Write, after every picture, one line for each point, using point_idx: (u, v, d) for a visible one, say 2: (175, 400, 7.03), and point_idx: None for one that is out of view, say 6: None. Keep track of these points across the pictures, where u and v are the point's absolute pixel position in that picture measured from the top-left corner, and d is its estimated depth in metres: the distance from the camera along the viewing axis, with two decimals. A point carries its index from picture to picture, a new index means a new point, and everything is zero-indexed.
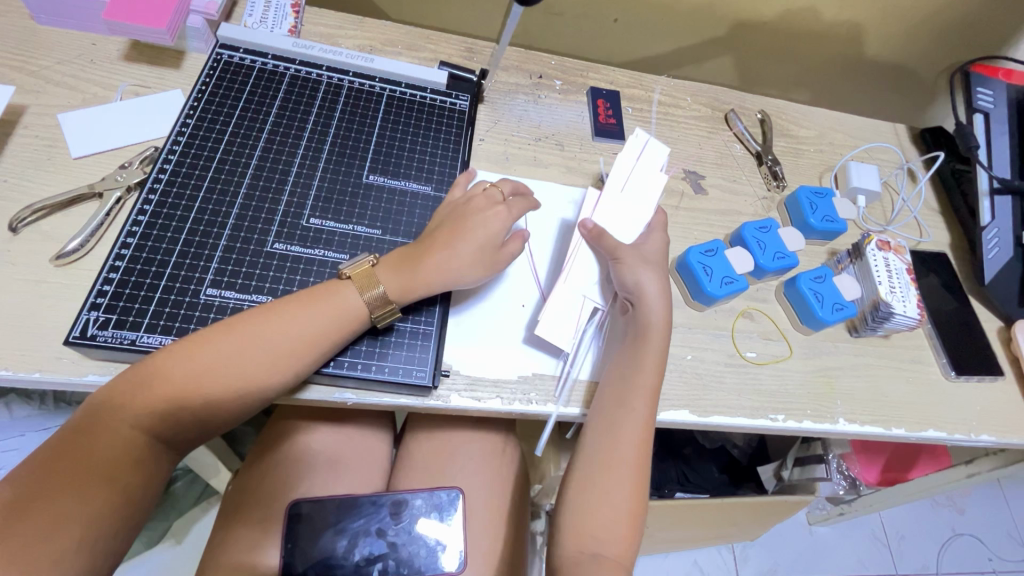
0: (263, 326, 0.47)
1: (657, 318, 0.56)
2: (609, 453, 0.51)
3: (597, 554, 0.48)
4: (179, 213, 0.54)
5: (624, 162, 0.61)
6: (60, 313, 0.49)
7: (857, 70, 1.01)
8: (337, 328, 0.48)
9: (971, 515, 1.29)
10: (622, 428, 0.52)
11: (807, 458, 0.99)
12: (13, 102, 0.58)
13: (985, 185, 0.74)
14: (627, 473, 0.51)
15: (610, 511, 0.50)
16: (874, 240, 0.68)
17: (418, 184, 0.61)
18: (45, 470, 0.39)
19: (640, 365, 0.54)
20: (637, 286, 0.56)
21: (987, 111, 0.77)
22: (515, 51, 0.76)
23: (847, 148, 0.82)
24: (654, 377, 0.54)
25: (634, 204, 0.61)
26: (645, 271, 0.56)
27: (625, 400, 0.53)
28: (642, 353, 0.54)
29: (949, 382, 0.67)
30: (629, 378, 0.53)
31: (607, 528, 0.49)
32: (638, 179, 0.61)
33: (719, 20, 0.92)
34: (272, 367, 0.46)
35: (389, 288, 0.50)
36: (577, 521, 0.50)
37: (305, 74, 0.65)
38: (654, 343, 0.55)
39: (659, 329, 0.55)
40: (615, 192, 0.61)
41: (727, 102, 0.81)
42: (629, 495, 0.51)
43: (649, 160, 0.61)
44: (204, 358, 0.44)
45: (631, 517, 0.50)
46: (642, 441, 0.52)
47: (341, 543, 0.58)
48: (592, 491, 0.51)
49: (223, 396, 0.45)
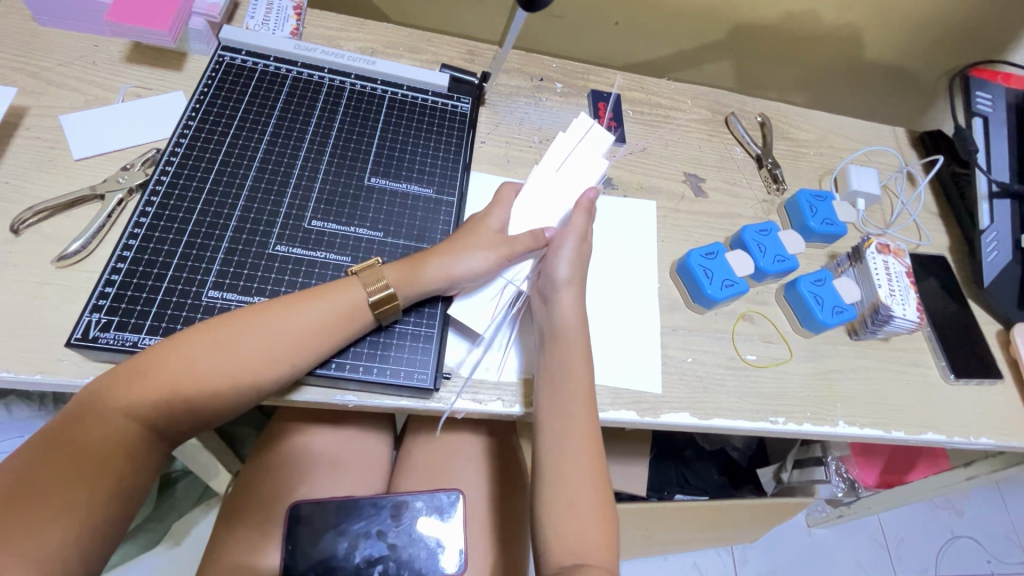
0: (263, 320, 0.46)
1: (574, 315, 0.54)
2: (563, 459, 0.49)
3: (580, 563, 0.45)
4: (181, 215, 0.54)
5: (563, 143, 0.62)
6: (62, 314, 0.49)
7: (856, 73, 1.01)
8: (336, 323, 0.48)
9: (969, 518, 1.29)
10: (567, 431, 0.50)
11: (806, 460, 0.98)
12: (15, 104, 0.58)
13: (984, 189, 0.75)
14: (587, 475, 0.48)
15: (581, 517, 0.47)
16: (874, 243, 0.68)
17: (420, 185, 0.62)
18: (38, 463, 0.39)
19: (568, 364, 0.52)
20: (551, 281, 0.55)
21: (986, 115, 0.77)
22: (516, 54, 0.76)
23: (846, 151, 0.82)
24: (584, 376, 0.52)
25: (565, 188, 0.60)
26: (569, 263, 0.55)
27: (561, 405, 0.51)
28: (567, 351, 0.53)
29: (948, 385, 0.67)
30: (560, 381, 0.52)
31: (585, 530, 0.46)
32: (577, 161, 0.61)
33: (719, 23, 0.92)
34: (271, 365, 0.46)
35: (395, 286, 0.51)
36: (557, 532, 0.46)
37: (307, 76, 0.65)
38: (575, 337, 0.53)
39: (576, 324, 0.54)
40: (551, 170, 0.61)
41: (727, 105, 0.81)
42: (595, 497, 0.48)
43: (594, 142, 0.62)
44: (204, 352, 0.44)
45: (603, 518, 0.47)
46: (591, 440, 0.50)
47: (342, 545, 0.58)
48: (559, 504, 0.47)
49: (220, 391, 0.44)
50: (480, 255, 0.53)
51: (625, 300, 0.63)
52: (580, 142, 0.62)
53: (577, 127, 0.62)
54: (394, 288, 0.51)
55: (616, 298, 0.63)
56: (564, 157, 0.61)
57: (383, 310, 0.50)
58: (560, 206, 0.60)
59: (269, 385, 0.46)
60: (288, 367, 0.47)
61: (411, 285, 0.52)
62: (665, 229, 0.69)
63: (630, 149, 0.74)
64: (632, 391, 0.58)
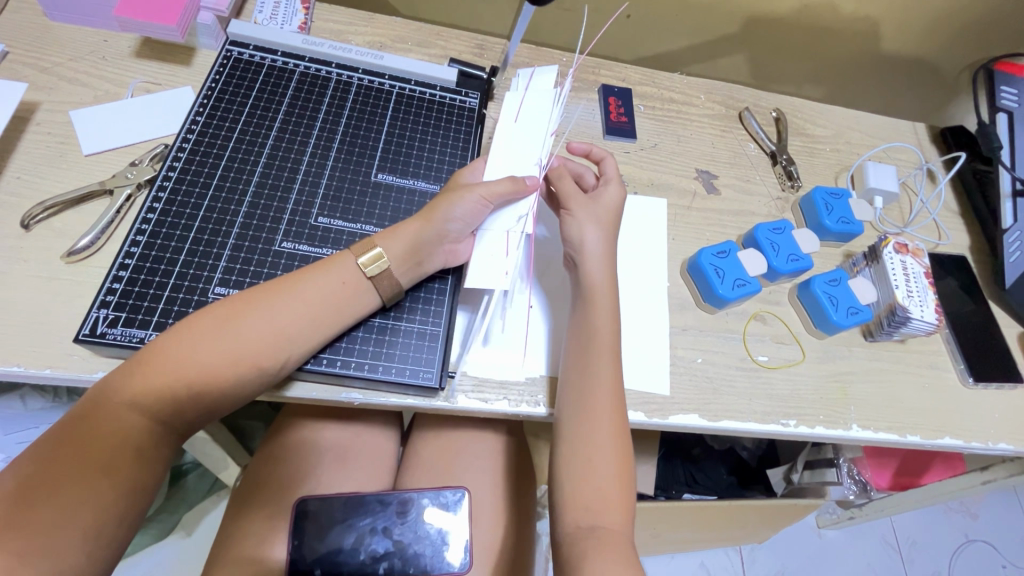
0: (266, 298, 0.47)
1: (601, 277, 0.54)
2: (584, 415, 0.49)
3: (593, 525, 0.45)
4: (188, 210, 0.54)
5: (515, 96, 0.60)
6: (72, 310, 0.49)
7: (875, 66, 0.98)
8: (336, 302, 0.48)
9: (985, 521, 1.27)
10: (589, 392, 0.50)
11: (817, 462, 0.96)
12: (26, 99, 0.58)
13: (1008, 187, 0.73)
14: (610, 431, 0.49)
15: (601, 477, 0.47)
16: (891, 242, 0.66)
17: (427, 182, 0.61)
18: (44, 464, 0.39)
19: (593, 327, 0.52)
20: (581, 240, 0.54)
21: (1011, 110, 0.75)
22: (526, 48, 0.75)
23: (864, 147, 0.80)
24: (609, 333, 0.52)
25: (532, 136, 0.58)
26: (595, 225, 0.55)
27: (587, 363, 0.51)
28: (593, 313, 0.52)
29: (967, 389, 0.65)
30: (589, 343, 0.51)
31: (600, 497, 0.47)
32: (531, 108, 0.59)
33: (735, 16, 0.90)
34: (271, 349, 0.45)
35: (393, 262, 0.51)
36: (574, 489, 0.47)
37: (315, 70, 0.64)
38: (603, 299, 0.53)
39: (604, 284, 0.53)
40: (509, 126, 0.59)
41: (741, 100, 0.80)
42: (615, 459, 0.48)
43: (540, 83, 0.61)
44: (204, 334, 0.44)
45: (623, 483, 0.48)
46: (614, 395, 0.50)
47: (348, 541, 0.60)
48: (576, 459, 0.48)
49: (219, 373, 0.44)
50: (471, 202, 0.52)
51: (632, 304, 0.62)
52: (526, 93, 0.60)
53: (520, 83, 0.63)
54: (383, 247, 0.51)
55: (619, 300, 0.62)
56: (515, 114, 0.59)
57: (373, 267, 0.50)
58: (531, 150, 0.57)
59: (272, 370, 0.46)
60: (291, 347, 0.47)
61: (407, 258, 0.52)
62: (675, 227, 0.68)
63: (640, 145, 0.72)
64: (640, 392, 0.57)
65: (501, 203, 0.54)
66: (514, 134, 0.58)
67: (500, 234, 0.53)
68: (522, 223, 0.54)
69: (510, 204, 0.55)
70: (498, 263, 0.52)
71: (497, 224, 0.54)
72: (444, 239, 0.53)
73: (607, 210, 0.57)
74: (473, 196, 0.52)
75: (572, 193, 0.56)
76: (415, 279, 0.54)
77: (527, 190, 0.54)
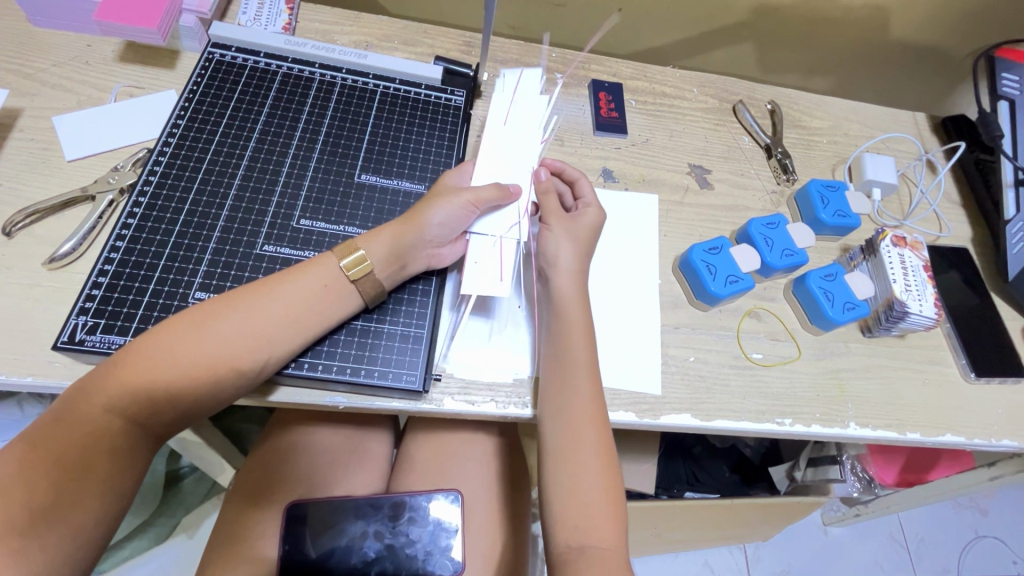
0: (244, 301, 0.46)
1: (569, 290, 0.53)
2: (567, 430, 0.48)
3: (584, 545, 0.45)
4: (168, 216, 0.53)
5: (501, 98, 0.61)
6: (53, 317, 0.49)
7: (874, 55, 0.97)
8: (317, 303, 0.48)
9: (994, 517, 1.25)
10: (569, 406, 0.49)
11: (819, 459, 0.92)
12: (9, 105, 0.58)
13: (1009, 176, 0.71)
14: (594, 446, 0.48)
15: (589, 492, 0.46)
16: (889, 235, 0.64)
17: (412, 182, 0.60)
18: (17, 469, 0.39)
19: (567, 340, 0.51)
20: (553, 254, 0.54)
21: (1013, 98, 0.73)
22: (514, 44, 0.75)
23: (862, 139, 0.79)
24: (583, 343, 0.51)
25: (522, 139, 0.59)
26: (570, 243, 0.54)
27: (564, 376, 0.50)
28: (569, 325, 0.51)
29: (969, 384, 0.64)
30: (564, 356, 0.51)
31: (589, 514, 0.46)
32: (522, 108, 0.60)
33: (729, 7, 0.89)
34: (249, 351, 0.45)
35: (376, 262, 0.50)
36: (562, 507, 0.46)
37: (298, 71, 0.64)
38: (576, 312, 0.52)
39: (575, 296, 0.53)
40: (499, 127, 0.59)
41: (735, 93, 0.78)
42: (602, 474, 0.47)
43: (528, 89, 0.61)
44: (180, 336, 0.43)
45: (613, 496, 0.47)
46: (595, 408, 0.49)
47: (340, 544, 0.59)
48: (563, 478, 0.47)
49: (196, 375, 0.43)
50: (459, 206, 0.51)
51: (624, 304, 0.61)
52: (516, 92, 0.61)
53: (506, 84, 0.62)
54: (366, 250, 0.50)
55: (613, 298, 0.61)
56: (506, 112, 0.60)
57: (355, 270, 0.49)
58: (522, 155, 0.58)
59: (250, 372, 0.45)
60: (270, 349, 0.46)
61: (391, 260, 0.51)
62: (667, 223, 0.67)
63: (632, 140, 0.71)
64: (630, 392, 0.56)
65: (487, 209, 0.54)
66: (505, 135, 0.59)
67: (489, 239, 0.53)
68: (517, 230, 0.54)
69: (497, 209, 0.55)
70: (489, 268, 0.51)
71: (489, 229, 0.54)
72: (431, 242, 0.53)
73: (582, 231, 0.56)
74: (459, 201, 0.52)
75: (552, 208, 0.56)
76: (398, 281, 0.53)
77: (511, 197, 0.54)
